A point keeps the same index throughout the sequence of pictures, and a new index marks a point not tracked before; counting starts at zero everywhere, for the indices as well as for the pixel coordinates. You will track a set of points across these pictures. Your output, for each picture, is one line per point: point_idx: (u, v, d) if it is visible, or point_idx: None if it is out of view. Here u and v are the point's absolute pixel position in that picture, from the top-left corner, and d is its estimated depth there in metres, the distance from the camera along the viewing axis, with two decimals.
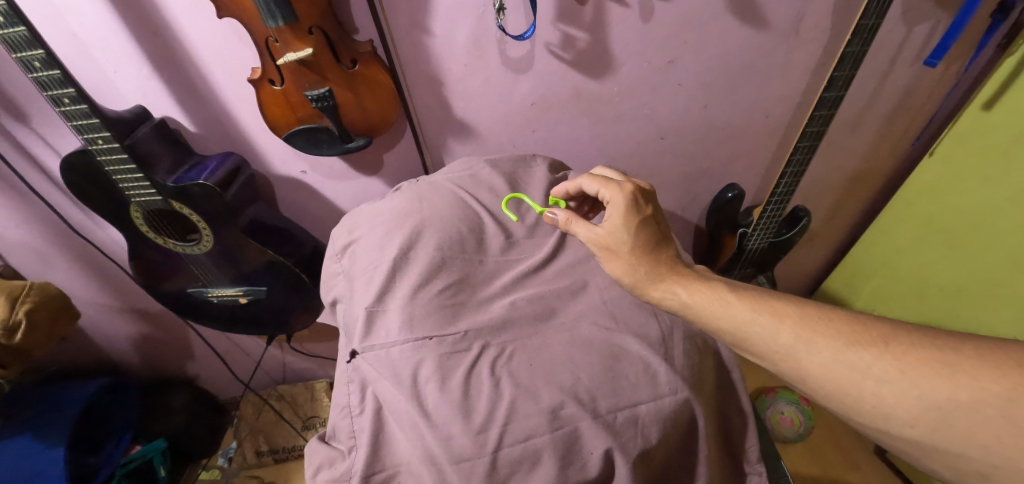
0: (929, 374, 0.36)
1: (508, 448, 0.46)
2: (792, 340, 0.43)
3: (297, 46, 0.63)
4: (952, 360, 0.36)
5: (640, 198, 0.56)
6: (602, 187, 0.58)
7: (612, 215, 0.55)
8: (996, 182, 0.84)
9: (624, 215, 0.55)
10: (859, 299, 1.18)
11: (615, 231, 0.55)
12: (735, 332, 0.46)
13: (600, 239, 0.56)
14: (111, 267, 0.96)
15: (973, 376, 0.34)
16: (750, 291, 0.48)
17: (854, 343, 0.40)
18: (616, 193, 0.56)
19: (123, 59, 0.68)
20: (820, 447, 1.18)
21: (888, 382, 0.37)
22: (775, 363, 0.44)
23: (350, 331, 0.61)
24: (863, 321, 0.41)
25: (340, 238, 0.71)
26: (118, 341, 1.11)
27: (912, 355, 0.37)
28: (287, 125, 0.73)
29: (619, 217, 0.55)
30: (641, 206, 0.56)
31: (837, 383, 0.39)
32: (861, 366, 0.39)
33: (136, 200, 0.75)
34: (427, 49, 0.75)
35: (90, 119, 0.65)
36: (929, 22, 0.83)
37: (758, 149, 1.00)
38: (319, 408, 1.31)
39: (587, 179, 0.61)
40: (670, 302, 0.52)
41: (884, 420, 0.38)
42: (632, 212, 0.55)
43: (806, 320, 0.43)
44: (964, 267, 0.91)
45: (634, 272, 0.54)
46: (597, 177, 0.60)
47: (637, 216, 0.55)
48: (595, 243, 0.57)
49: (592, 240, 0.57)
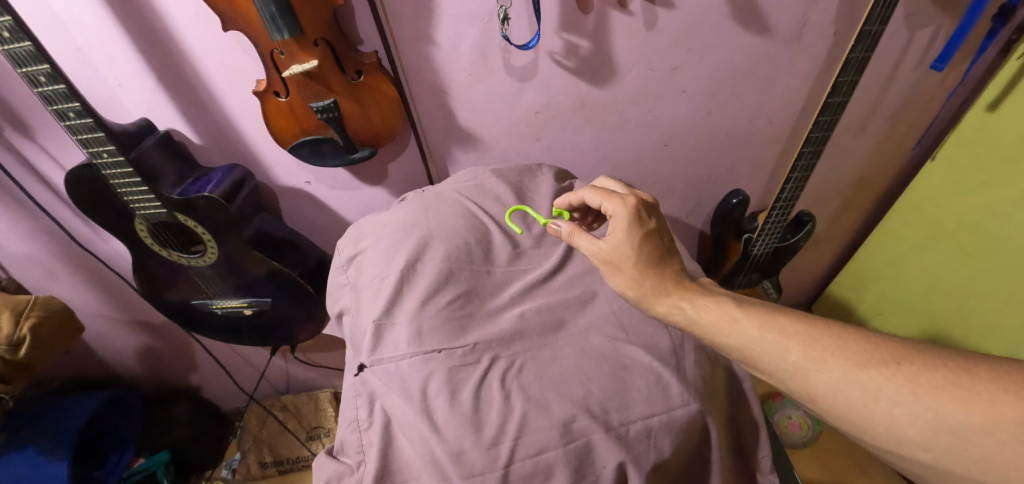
0: (942, 396, 0.35)
1: (520, 462, 0.46)
2: (802, 358, 0.42)
3: (302, 57, 0.63)
4: (967, 382, 0.35)
5: (643, 211, 0.56)
6: (604, 201, 0.58)
7: (615, 230, 0.55)
8: (1003, 185, 0.83)
9: (627, 228, 0.54)
10: (866, 303, 1.17)
11: (619, 245, 0.54)
12: (743, 350, 0.46)
13: (603, 253, 0.55)
14: (115, 279, 0.96)
15: (988, 400, 0.33)
16: (757, 306, 0.48)
17: (864, 362, 0.39)
18: (619, 207, 0.56)
19: (126, 73, 0.68)
20: (829, 452, 1.17)
21: (901, 403, 0.36)
22: (785, 380, 0.43)
23: (358, 345, 0.60)
24: (875, 340, 0.41)
25: (346, 250, 0.71)
26: (121, 353, 1.11)
27: (925, 376, 0.36)
28: (292, 136, 0.73)
29: (622, 231, 0.54)
30: (644, 219, 0.55)
31: (847, 403, 0.39)
32: (872, 387, 0.38)
33: (141, 213, 0.75)
34: (431, 60, 0.75)
35: (95, 133, 0.65)
36: (931, 27, 0.83)
37: (762, 155, 1.00)
38: (323, 419, 1.30)
39: (590, 192, 0.60)
40: (677, 317, 0.51)
41: (897, 443, 0.37)
42: (636, 226, 0.54)
43: (815, 338, 0.43)
44: (973, 271, 0.91)
45: (639, 287, 0.54)
46: (599, 190, 0.59)
47: (641, 230, 0.54)
48: (598, 257, 0.56)
49: (596, 254, 0.56)
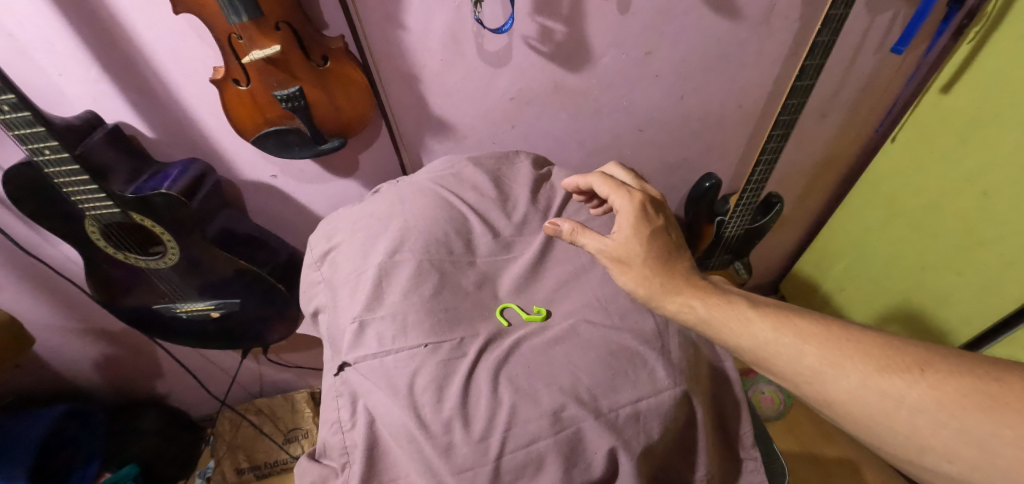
0: (967, 405, 0.36)
1: (511, 454, 0.45)
2: (818, 362, 0.42)
3: (263, 42, 0.59)
4: (994, 392, 0.36)
5: (650, 208, 0.56)
6: (613, 193, 0.58)
7: (622, 226, 0.55)
8: (956, 164, 0.88)
9: (634, 225, 0.54)
10: (830, 279, 1.23)
11: (627, 242, 0.54)
12: (757, 353, 0.46)
13: (611, 250, 0.55)
14: (66, 286, 0.89)
15: (1018, 410, 0.34)
16: (771, 308, 0.48)
17: (885, 368, 0.40)
18: (626, 202, 0.56)
19: (67, 61, 0.62)
20: (799, 424, 1.25)
21: (924, 412, 0.37)
22: (800, 385, 0.44)
23: (337, 344, 0.58)
24: (894, 346, 0.41)
25: (319, 245, 0.68)
26: (78, 364, 1.04)
27: (950, 385, 0.37)
28: (254, 128, 0.69)
29: (630, 228, 0.54)
30: (651, 216, 0.56)
31: (866, 410, 0.39)
32: (893, 394, 0.39)
33: (91, 213, 0.70)
34: (401, 45, 0.72)
35: (35, 128, 0.59)
36: (891, 11, 0.85)
37: (733, 138, 1.02)
38: (300, 420, 1.26)
39: (599, 181, 0.60)
40: (687, 317, 0.51)
41: (919, 453, 0.38)
42: (643, 222, 0.55)
43: (833, 342, 0.43)
44: (932, 248, 0.95)
45: (648, 284, 0.53)
46: (608, 181, 0.59)
47: (648, 227, 0.55)
48: (605, 255, 0.55)
49: (602, 251, 0.55)
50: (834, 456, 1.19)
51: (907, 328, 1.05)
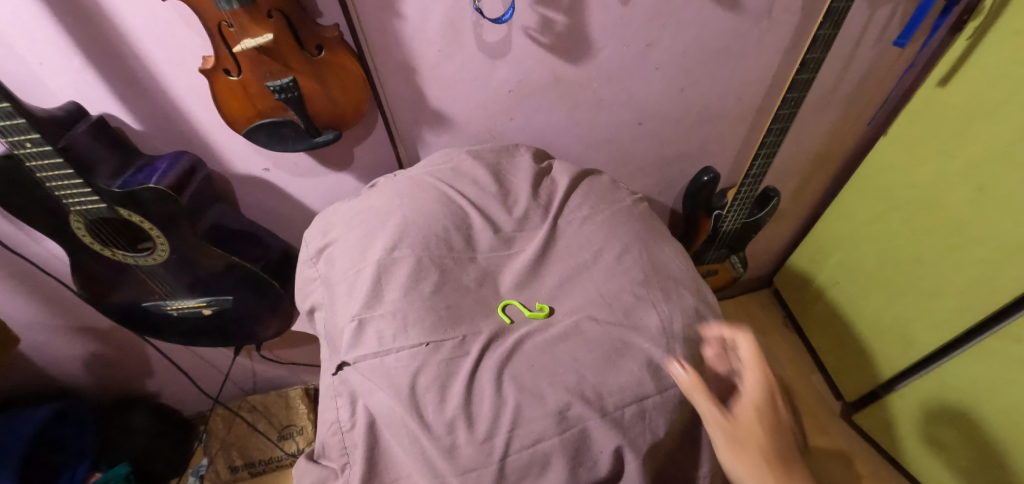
0: None
1: (516, 454, 0.44)
2: None
3: (254, 30, 0.57)
4: None
5: (783, 400, 0.50)
6: (751, 366, 0.51)
7: (749, 409, 0.48)
8: (952, 157, 0.88)
9: (763, 413, 0.48)
10: (825, 271, 1.25)
11: (751, 425, 0.47)
12: None
13: (730, 423, 0.46)
14: (52, 284, 0.86)
15: None
16: None
17: None
18: (761, 385, 0.49)
19: (47, 49, 0.59)
20: None
21: None
22: None
23: (334, 342, 0.57)
24: None
25: (315, 241, 0.67)
26: (66, 363, 1.02)
27: None
28: (246, 119, 0.67)
29: (757, 414, 0.47)
30: (781, 409, 0.49)
31: None
32: None
33: (76, 209, 0.67)
34: (398, 34, 0.70)
35: (14, 119, 0.57)
36: (892, 4, 0.85)
37: (732, 132, 1.02)
38: (295, 417, 1.24)
39: (746, 344, 0.52)
40: None
41: None
42: (774, 415, 0.48)
43: None
44: (927, 242, 0.96)
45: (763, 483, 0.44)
46: (753, 349, 0.52)
47: (778, 421, 0.48)
48: (721, 426, 0.46)
49: (718, 421, 0.46)
50: (825, 446, 1.23)
51: (903, 323, 1.05)
